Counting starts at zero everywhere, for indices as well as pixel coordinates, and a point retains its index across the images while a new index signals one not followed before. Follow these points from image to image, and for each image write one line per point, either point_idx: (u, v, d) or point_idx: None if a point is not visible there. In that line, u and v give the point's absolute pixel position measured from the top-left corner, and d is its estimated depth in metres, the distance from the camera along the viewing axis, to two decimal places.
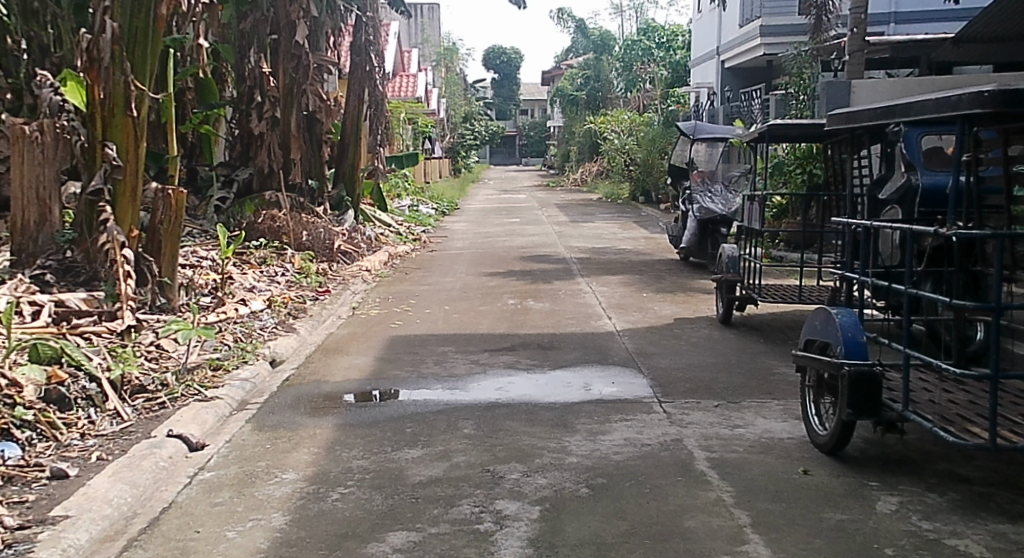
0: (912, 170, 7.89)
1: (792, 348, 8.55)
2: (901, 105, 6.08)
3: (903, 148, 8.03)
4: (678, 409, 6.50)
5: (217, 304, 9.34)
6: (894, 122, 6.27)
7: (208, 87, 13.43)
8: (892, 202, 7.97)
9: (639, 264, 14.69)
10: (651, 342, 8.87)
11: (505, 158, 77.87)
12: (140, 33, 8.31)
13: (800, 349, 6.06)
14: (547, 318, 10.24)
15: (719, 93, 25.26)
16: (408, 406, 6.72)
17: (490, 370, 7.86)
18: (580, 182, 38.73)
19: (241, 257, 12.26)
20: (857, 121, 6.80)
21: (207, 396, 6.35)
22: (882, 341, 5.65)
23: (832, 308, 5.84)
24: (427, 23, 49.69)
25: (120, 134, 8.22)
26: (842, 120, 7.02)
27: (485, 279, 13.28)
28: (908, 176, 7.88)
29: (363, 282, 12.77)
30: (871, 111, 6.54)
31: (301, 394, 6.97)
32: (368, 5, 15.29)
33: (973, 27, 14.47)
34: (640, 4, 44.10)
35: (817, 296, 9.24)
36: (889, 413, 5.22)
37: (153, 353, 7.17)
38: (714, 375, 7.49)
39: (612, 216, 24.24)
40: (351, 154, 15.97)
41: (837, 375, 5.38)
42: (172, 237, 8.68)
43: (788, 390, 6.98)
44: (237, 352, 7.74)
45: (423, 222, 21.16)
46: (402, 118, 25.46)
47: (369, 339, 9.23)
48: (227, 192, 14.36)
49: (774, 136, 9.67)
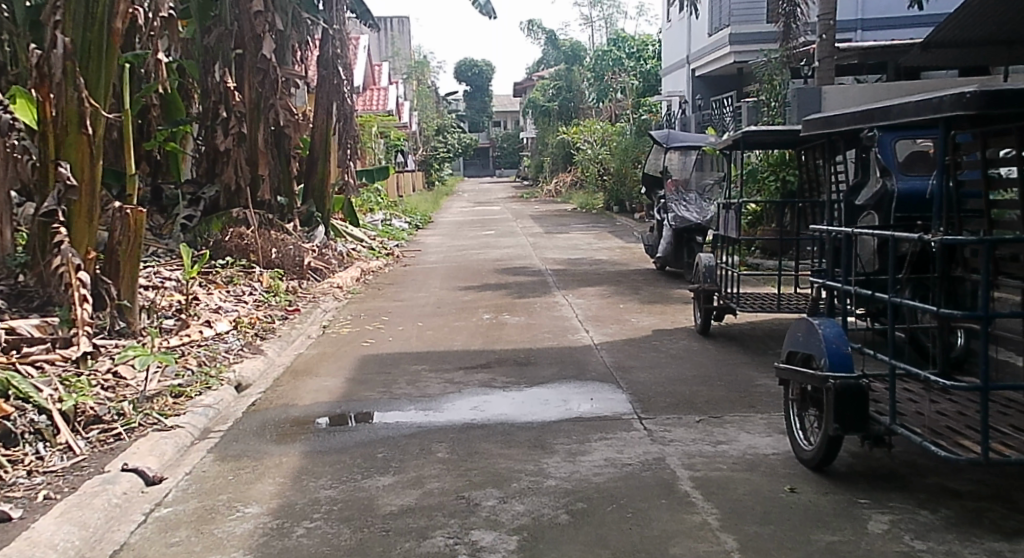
0: (886, 174, 7.66)
1: (774, 357, 8.35)
2: (880, 109, 5.82)
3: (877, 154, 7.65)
4: (659, 426, 6.27)
5: (180, 326, 9.05)
6: (874, 126, 6.02)
7: (173, 102, 13.23)
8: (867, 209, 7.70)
9: (616, 275, 14.49)
10: (629, 356, 8.65)
11: (478, 170, 77.73)
12: (94, 48, 8.18)
13: (782, 360, 5.82)
14: (523, 332, 10.00)
15: (691, 102, 25.14)
16: (379, 429, 6.45)
17: (464, 388, 7.61)
18: (554, 193, 38.60)
19: (206, 276, 11.96)
20: (833, 126, 6.60)
21: (167, 426, 6.07)
22: (866, 352, 5.42)
23: (814, 318, 5.60)
24: (397, 37, 49.49)
25: (74, 151, 7.99)
26: (819, 124, 6.82)
27: (459, 294, 13.03)
28: (883, 180, 7.67)
29: (333, 299, 12.49)
30: (848, 115, 6.32)
31: (267, 420, 6.69)
32: (334, 18, 15.01)
33: (941, 32, 14.40)
34: (609, 15, 44.01)
35: (796, 305, 9.05)
36: (877, 428, 4.99)
37: (110, 381, 6.88)
38: (696, 389, 7.27)
39: (587, 226, 24.05)
40: (320, 169, 15.75)
41: (823, 389, 5.14)
42: (130, 257, 8.40)
43: (772, 402, 6.77)
44: (200, 378, 7.46)
45: (396, 237, 20.90)
46: (373, 133, 25.25)
47: (339, 359, 8.95)
48: (193, 210, 14.10)
49: (749, 143, 9.47)
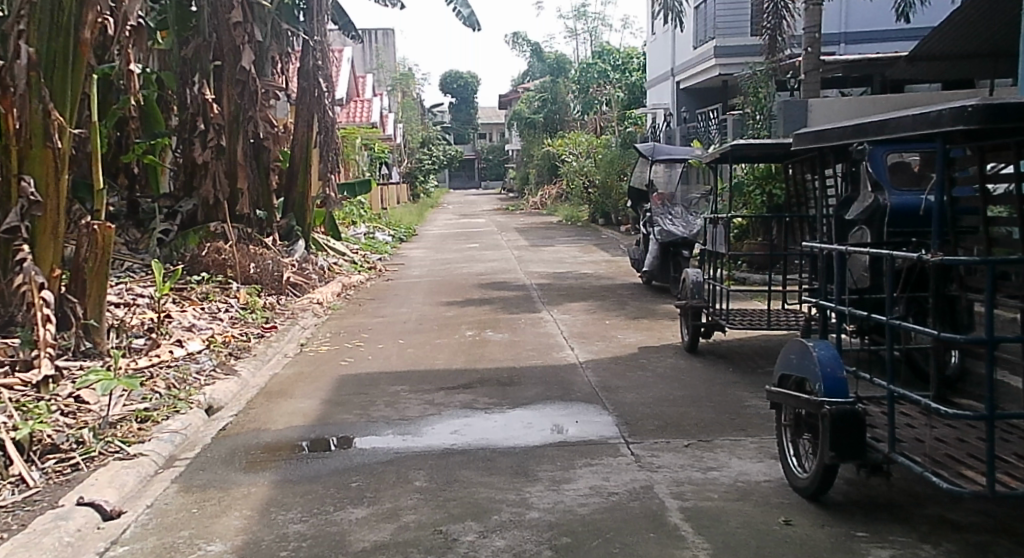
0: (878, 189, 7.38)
1: (764, 376, 8.09)
2: (875, 122, 5.55)
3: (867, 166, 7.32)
4: (647, 451, 5.99)
5: (150, 346, 8.79)
6: (868, 140, 5.76)
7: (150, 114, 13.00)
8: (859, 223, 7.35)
9: (601, 290, 14.23)
10: (615, 375, 8.38)
11: (464, 181, 77.43)
12: (59, 57, 7.99)
13: (774, 383, 5.51)
14: (506, 350, 9.73)
15: (676, 114, 24.98)
16: (355, 456, 6.17)
17: (444, 410, 7.33)
18: (539, 206, 38.40)
19: (181, 293, 11.67)
20: (825, 140, 6.32)
21: (128, 454, 5.87)
22: (861, 376, 5.11)
23: (807, 339, 5.28)
24: (383, 49, 49.15)
25: (39, 166, 7.79)
26: (810, 139, 6.56)
27: (443, 309, 12.75)
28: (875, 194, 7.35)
29: (313, 316, 12.19)
30: (842, 128, 6.05)
31: (236, 446, 6.41)
32: (315, 30, 14.69)
33: (926, 45, 14.23)
34: (594, 27, 43.86)
35: (785, 323, 8.78)
36: (874, 455, 4.66)
37: (71, 407, 6.64)
38: (684, 410, 6.99)
39: (572, 239, 23.84)
40: (300, 182, 15.52)
41: (817, 415, 4.83)
42: (98, 276, 8.14)
43: (763, 425, 6.50)
44: (168, 401, 7.20)
45: (379, 250, 20.62)
46: (357, 145, 24.98)
47: (316, 379, 8.65)
48: (170, 224, 13.78)
49: (737, 156, 9.20)
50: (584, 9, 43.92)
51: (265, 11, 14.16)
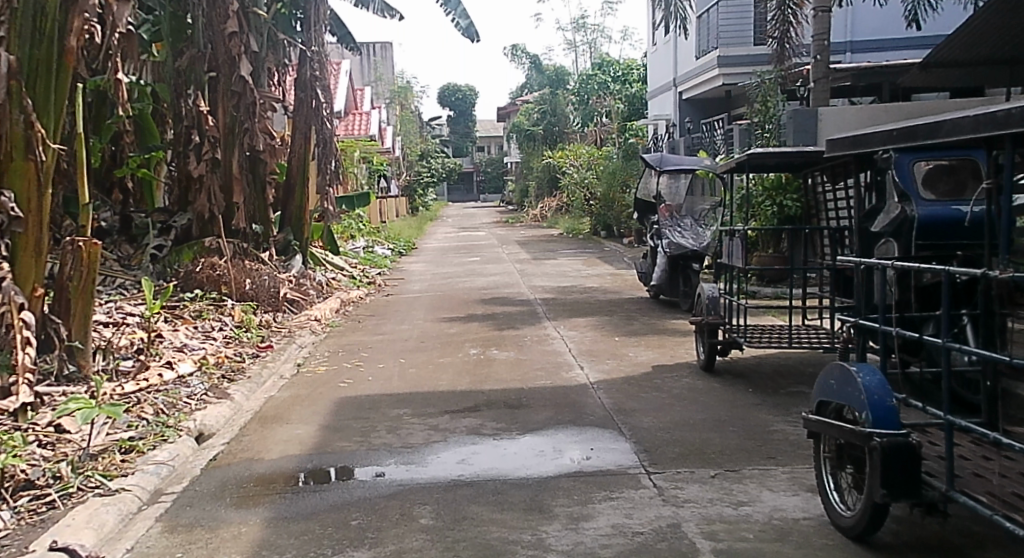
0: (907, 201, 6.58)
1: (788, 397, 7.63)
2: (925, 125, 5.05)
3: (895, 176, 6.59)
4: (671, 483, 5.54)
5: (138, 369, 8.41)
6: (915, 145, 5.22)
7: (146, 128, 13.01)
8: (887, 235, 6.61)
9: (608, 304, 13.78)
10: (629, 397, 7.91)
11: (463, 195, 76.99)
12: (42, 65, 7.63)
13: (810, 409, 5.02)
14: (512, 369, 9.27)
15: (678, 125, 24.54)
16: (355, 489, 5.72)
17: (449, 437, 6.87)
18: (539, 218, 37.98)
19: (173, 311, 11.26)
20: (864, 145, 5.76)
21: (109, 490, 5.50)
22: (912, 403, 4.59)
23: (848, 361, 4.77)
24: (381, 62, 48.62)
25: (19, 179, 7.39)
26: (846, 144, 5.97)
27: (444, 326, 12.29)
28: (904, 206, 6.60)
29: (310, 334, 11.74)
30: (886, 133, 5.49)
31: (227, 480, 5.99)
32: (312, 40, 14.21)
33: (940, 52, 13.77)
34: (593, 39, 43.53)
35: (808, 342, 8.25)
36: (931, 493, 4.20)
37: (50, 437, 6.26)
38: (706, 437, 6.53)
39: (575, 251, 23.41)
40: (298, 196, 15.07)
41: (864, 448, 4.36)
42: (83, 294, 7.80)
43: (793, 452, 6.05)
44: (154, 429, 6.83)
45: (378, 265, 20.19)
46: (355, 157, 24.57)
47: (314, 403, 8.20)
48: (165, 239, 13.34)
49: (754, 166, 8.67)
50: (583, 21, 43.58)
51: (261, 20, 13.71)
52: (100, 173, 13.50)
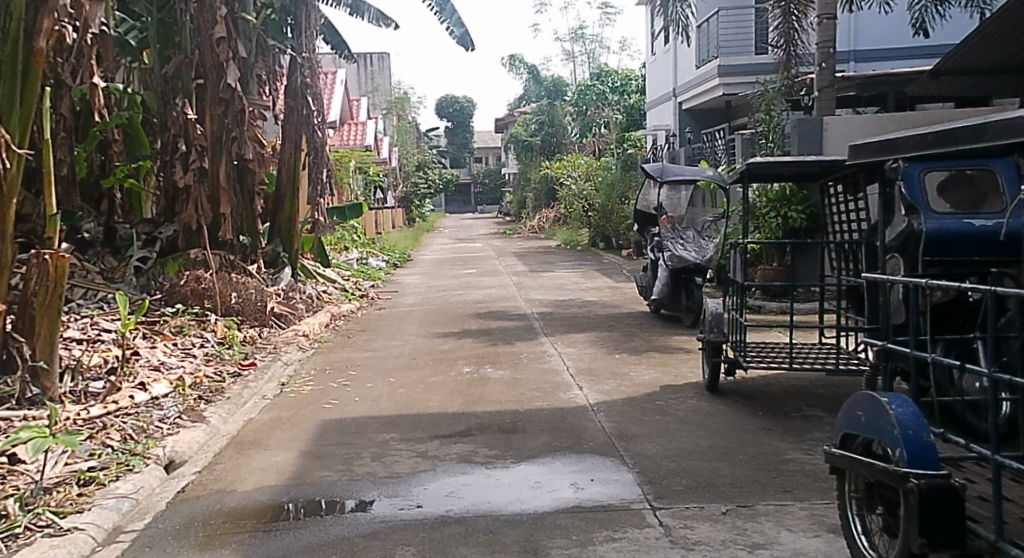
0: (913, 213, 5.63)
1: (801, 421, 7.14)
2: (970, 128, 4.52)
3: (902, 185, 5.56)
4: (679, 520, 5.07)
5: (108, 391, 7.92)
6: (954, 151, 4.69)
7: (135, 137, 12.71)
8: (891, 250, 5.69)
9: (607, 319, 13.29)
10: (631, 421, 7.42)
11: (461, 206, 76.62)
12: (6, 67, 7.17)
13: (836, 444, 4.49)
14: (507, 389, 8.78)
15: (678, 135, 24.05)
16: (333, 527, 5.25)
17: (438, 466, 6.37)
18: (537, 229, 37.54)
19: (153, 326, 10.78)
20: (891, 152, 5.21)
21: (58, 530, 5.23)
22: (952, 439, 4.04)
23: (878, 390, 4.24)
24: (379, 72, 48.13)
25: None
26: (872, 150, 5.42)
27: (437, 342, 11.80)
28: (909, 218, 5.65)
29: (296, 350, 11.27)
30: (919, 137, 4.96)
31: (193, 517, 5.55)
32: (302, 46, 13.73)
33: (951, 59, 13.25)
34: (592, 49, 43.12)
35: (812, 363, 7.60)
36: (976, 543, 3.70)
37: (2, 469, 5.92)
38: (715, 466, 6.04)
39: (573, 264, 22.93)
40: (288, 206, 14.61)
41: (899, 489, 3.86)
42: (48, 310, 7.36)
43: (811, 485, 5.57)
44: (119, 457, 6.44)
45: (372, 277, 19.72)
46: (350, 168, 24.12)
47: (296, 426, 7.72)
48: (149, 250, 12.71)
49: (758, 175, 8.15)
50: (581, 31, 43.15)
51: (250, 26, 13.17)
52: (87, 184, 13.09)
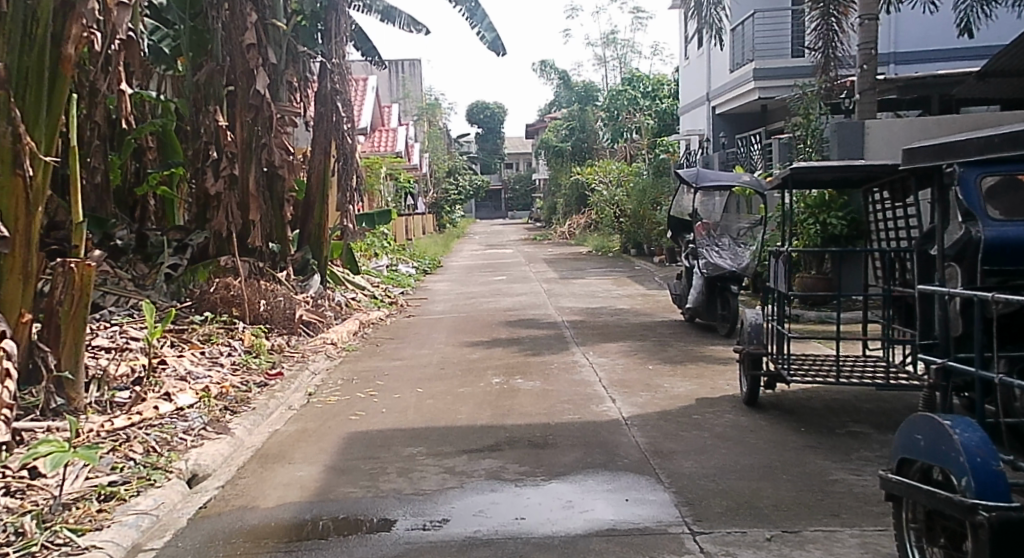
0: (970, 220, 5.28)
1: (846, 438, 6.84)
2: None
3: (959, 193, 5.26)
4: (720, 547, 4.82)
5: (133, 402, 7.77)
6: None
7: (169, 144, 12.63)
8: (946, 258, 5.39)
9: (641, 328, 13.00)
10: (667, 436, 7.16)
11: (491, 212, 76.55)
12: (33, 73, 7.00)
13: (890, 468, 4.22)
14: (538, 402, 8.53)
15: (712, 140, 23.70)
16: (356, 549, 5.04)
17: (467, 483, 6.14)
18: (568, 235, 37.26)
19: (180, 334, 10.63)
20: (952, 156, 4.90)
21: (76, 549, 5.05)
22: (1019, 468, 3.77)
23: (938, 413, 3.96)
24: (410, 79, 48.07)
25: (7, 196, 6.81)
26: (929, 154, 5.11)
27: (467, 351, 11.57)
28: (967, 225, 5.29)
29: (325, 359, 11.09)
30: (985, 138, 4.65)
31: (213, 535, 5.36)
32: (333, 52, 13.56)
33: (998, 61, 12.86)
34: (624, 54, 42.81)
35: (859, 377, 7.25)
36: None
37: (21, 483, 5.76)
38: (757, 487, 5.77)
39: (604, 270, 22.64)
40: (317, 213, 14.41)
41: (965, 520, 3.61)
42: (74, 318, 7.21)
43: (860, 509, 5.29)
44: (141, 471, 6.26)
45: (402, 284, 19.55)
46: (381, 174, 23.98)
47: (322, 438, 7.53)
48: (179, 257, 12.58)
49: (802, 180, 7.85)
50: (613, 36, 42.81)
51: (280, 32, 12.99)
52: (120, 191, 13.04)
